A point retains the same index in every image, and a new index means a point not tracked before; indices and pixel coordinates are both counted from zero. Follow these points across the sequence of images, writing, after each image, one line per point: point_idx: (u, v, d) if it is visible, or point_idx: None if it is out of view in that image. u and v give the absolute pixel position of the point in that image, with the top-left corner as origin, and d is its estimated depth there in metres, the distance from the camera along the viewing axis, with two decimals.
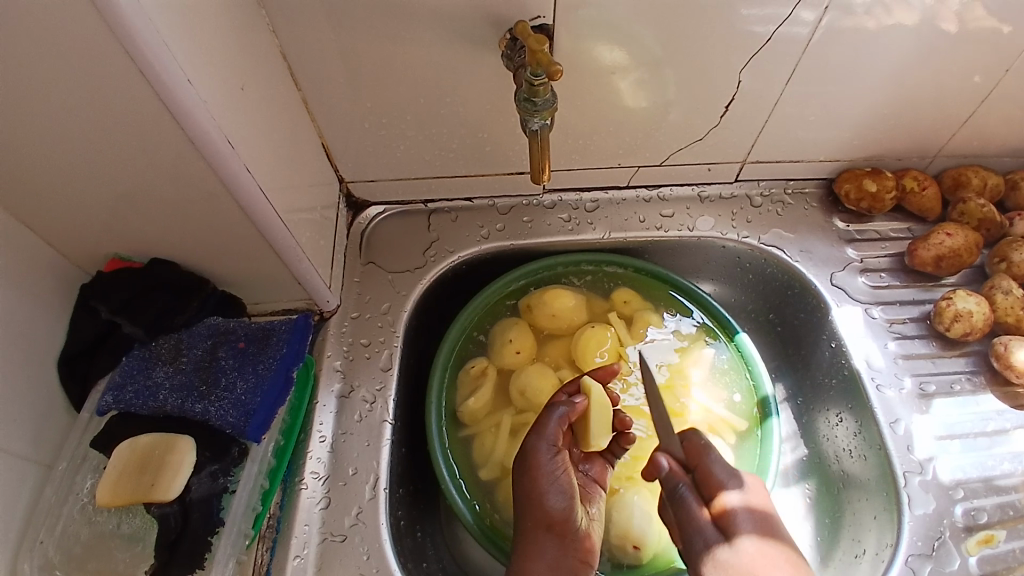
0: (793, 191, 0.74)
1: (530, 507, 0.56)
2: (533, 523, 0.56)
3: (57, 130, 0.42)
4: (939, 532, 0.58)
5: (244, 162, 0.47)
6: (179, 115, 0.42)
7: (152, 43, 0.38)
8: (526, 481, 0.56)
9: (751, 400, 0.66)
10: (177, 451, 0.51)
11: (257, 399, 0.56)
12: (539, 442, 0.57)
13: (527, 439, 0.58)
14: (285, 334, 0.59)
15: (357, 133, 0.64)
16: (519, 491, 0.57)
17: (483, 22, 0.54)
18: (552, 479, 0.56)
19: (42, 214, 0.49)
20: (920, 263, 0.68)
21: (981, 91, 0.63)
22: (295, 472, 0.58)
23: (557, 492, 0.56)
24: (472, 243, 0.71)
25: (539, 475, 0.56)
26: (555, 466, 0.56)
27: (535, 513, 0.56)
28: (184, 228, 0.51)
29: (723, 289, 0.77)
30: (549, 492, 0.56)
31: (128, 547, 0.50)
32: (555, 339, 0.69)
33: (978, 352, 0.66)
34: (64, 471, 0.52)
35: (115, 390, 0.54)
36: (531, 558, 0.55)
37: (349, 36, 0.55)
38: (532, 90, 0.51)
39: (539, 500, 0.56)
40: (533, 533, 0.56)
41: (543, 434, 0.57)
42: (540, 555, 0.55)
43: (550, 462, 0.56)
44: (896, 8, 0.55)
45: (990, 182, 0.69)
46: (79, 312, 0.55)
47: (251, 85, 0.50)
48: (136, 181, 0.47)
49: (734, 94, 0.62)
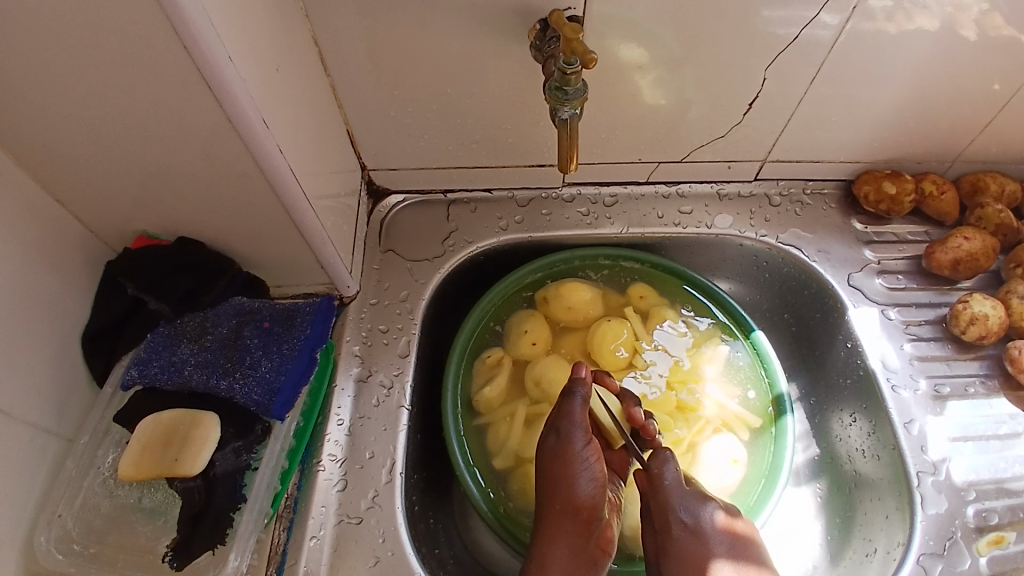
0: (812, 191, 0.74)
1: (558, 492, 0.57)
2: (562, 507, 0.57)
3: (96, 104, 0.43)
4: (951, 532, 0.58)
5: (277, 143, 0.48)
6: (218, 91, 0.42)
7: (195, 20, 0.38)
8: (556, 466, 0.57)
9: (765, 397, 0.67)
10: (201, 427, 0.52)
11: (282, 378, 0.57)
12: (575, 430, 0.57)
13: (560, 425, 0.58)
14: (309, 315, 0.60)
15: (381, 121, 0.64)
16: (548, 475, 0.57)
17: (512, 14, 0.55)
18: (585, 464, 0.57)
19: (73, 188, 0.50)
20: (937, 267, 0.68)
21: (1001, 98, 0.63)
22: (313, 454, 0.58)
23: (587, 478, 0.57)
24: (490, 234, 0.72)
25: (572, 460, 0.57)
26: (588, 453, 0.57)
27: (564, 497, 0.57)
28: (213, 208, 0.52)
29: (739, 287, 0.78)
30: (581, 478, 0.56)
31: (149, 521, 0.51)
32: (570, 331, 0.69)
33: (993, 356, 0.67)
34: (84, 446, 0.53)
35: (141, 365, 0.55)
36: (555, 541, 0.55)
37: (379, 23, 0.55)
38: (563, 79, 0.52)
39: (569, 485, 0.56)
40: (558, 518, 0.56)
41: (577, 422, 0.58)
42: (565, 539, 0.55)
43: (583, 448, 0.57)
44: (919, 14, 0.55)
45: (1007, 189, 0.69)
46: (105, 287, 0.56)
47: (284, 68, 0.50)
48: (168, 159, 0.47)
49: (757, 93, 0.62)
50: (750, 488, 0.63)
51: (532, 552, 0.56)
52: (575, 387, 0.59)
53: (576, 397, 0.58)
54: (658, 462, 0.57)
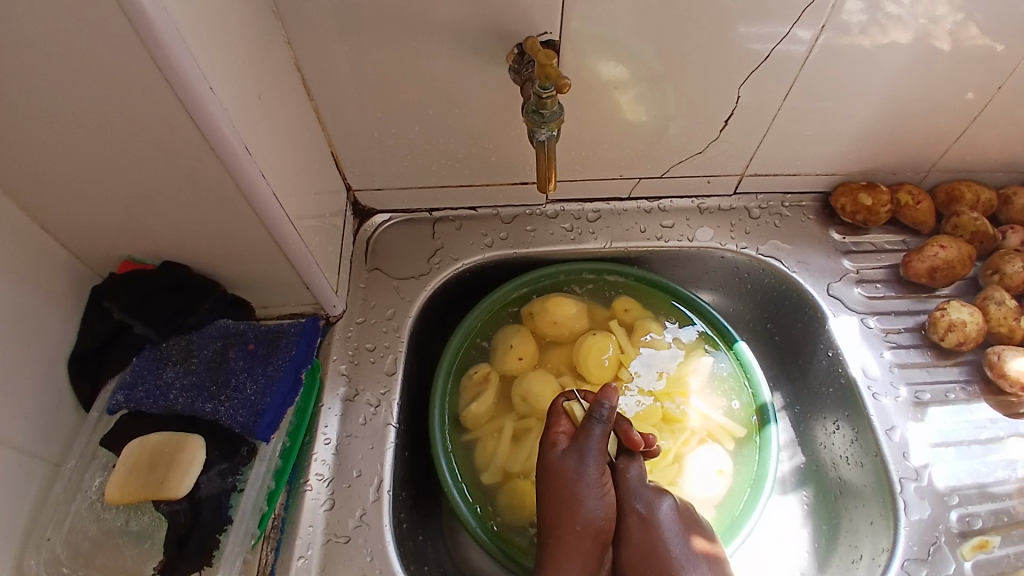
0: (791, 203, 0.75)
1: (571, 513, 0.55)
2: (580, 527, 0.55)
3: (81, 133, 0.44)
4: (935, 537, 0.59)
5: (260, 167, 0.49)
6: (200, 120, 0.43)
7: (178, 51, 0.39)
8: (567, 485, 0.55)
9: (750, 407, 0.67)
10: (188, 449, 0.53)
11: (267, 399, 0.57)
12: (588, 449, 0.56)
13: (578, 443, 0.56)
14: (294, 335, 0.60)
15: (366, 142, 0.65)
16: (559, 498, 0.56)
17: (492, 36, 0.56)
18: (594, 484, 0.56)
19: (60, 214, 0.51)
20: (915, 275, 0.69)
21: (974, 107, 0.64)
22: (300, 474, 0.58)
23: (598, 500, 0.55)
24: (475, 251, 0.73)
25: (581, 481, 0.55)
26: (602, 476, 0.56)
27: (581, 517, 0.55)
28: (198, 231, 0.53)
29: (722, 299, 0.78)
30: (591, 497, 0.55)
31: (136, 544, 0.51)
32: (556, 346, 0.70)
33: (972, 362, 0.68)
34: (73, 469, 0.53)
35: (126, 389, 0.55)
36: (568, 561, 0.54)
37: (361, 48, 0.56)
38: (539, 103, 0.53)
39: (581, 506, 0.55)
40: (569, 537, 0.55)
41: (595, 441, 0.56)
42: (580, 558, 0.54)
43: (597, 472, 0.56)
44: (891, 28, 0.57)
45: (982, 197, 0.71)
46: (91, 312, 0.56)
47: (267, 94, 0.51)
48: (153, 184, 0.48)
49: (734, 108, 0.64)
50: (735, 500, 0.63)
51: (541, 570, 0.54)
52: (601, 409, 0.56)
53: (604, 410, 0.56)
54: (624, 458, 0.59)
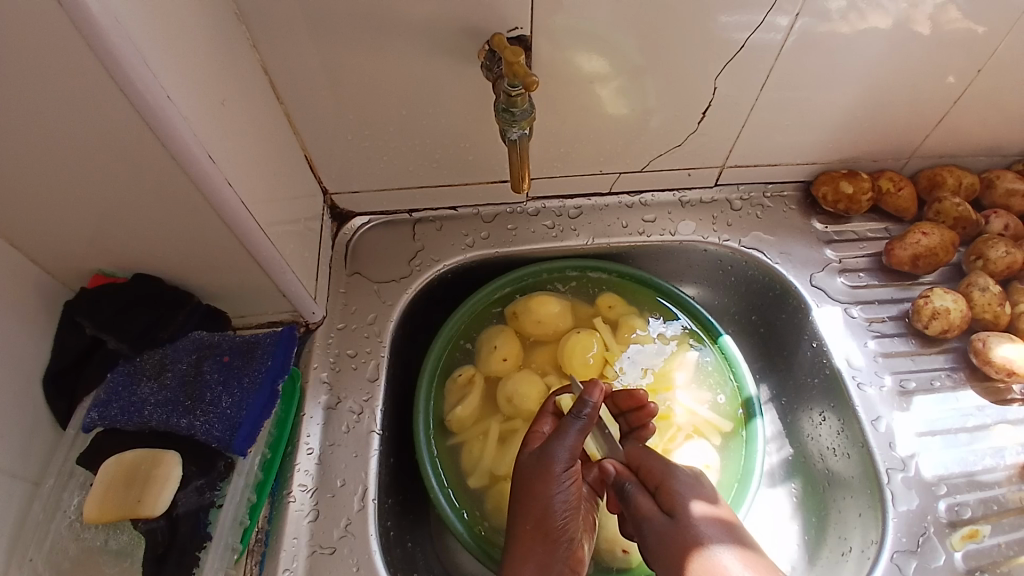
0: (773, 193, 0.75)
1: (532, 508, 0.54)
2: (537, 523, 0.54)
3: (41, 147, 0.43)
4: (923, 528, 0.59)
5: (227, 176, 0.48)
6: (161, 130, 0.42)
7: (132, 62, 0.39)
8: (532, 478, 0.55)
9: (736, 401, 0.67)
10: (163, 465, 0.52)
11: (243, 413, 0.56)
12: (558, 448, 0.55)
13: (548, 443, 0.55)
14: (270, 346, 0.59)
15: (341, 145, 0.64)
16: (523, 494, 0.55)
17: (462, 35, 0.55)
18: (562, 481, 0.54)
19: (26, 231, 0.50)
20: (898, 263, 0.69)
21: (955, 91, 0.64)
22: (283, 485, 0.58)
23: (561, 500, 0.54)
24: (456, 252, 0.72)
25: (550, 476, 0.54)
26: (568, 477, 0.54)
27: (538, 513, 0.54)
28: (169, 242, 0.52)
29: (706, 292, 0.78)
30: (557, 493, 0.54)
31: (116, 562, 0.50)
32: (541, 345, 0.70)
33: (957, 349, 0.67)
34: (51, 487, 0.52)
35: (100, 406, 0.54)
36: (523, 558, 0.53)
37: (331, 50, 0.55)
38: (509, 100, 0.52)
39: (542, 501, 0.54)
40: (527, 534, 0.54)
41: (567, 442, 0.55)
42: (533, 554, 0.53)
43: (564, 470, 0.54)
44: (870, 14, 0.56)
45: (965, 182, 0.70)
46: (63, 329, 0.55)
47: (232, 101, 0.50)
48: (119, 197, 0.47)
49: (712, 100, 0.63)
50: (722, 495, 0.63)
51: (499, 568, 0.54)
52: (584, 409, 0.55)
53: (587, 409, 0.55)
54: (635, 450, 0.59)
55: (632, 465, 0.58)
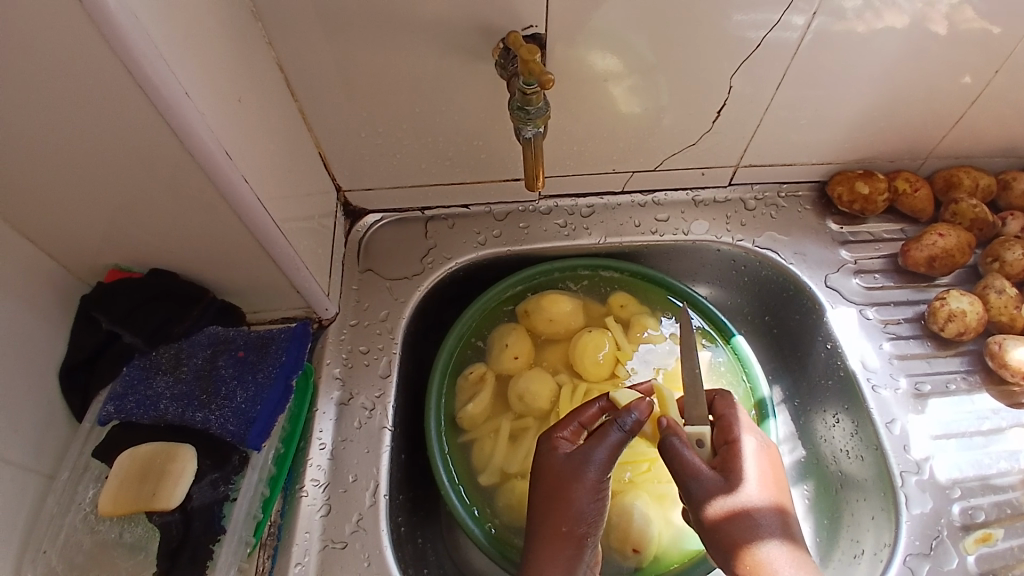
0: (787, 193, 0.74)
1: (562, 512, 0.53)
2: (568, 527, 0.53)
3: (60, 144, 0.43)
4: (937, 531, 0.58)
5: (243, 173, 0.48)
6: (178, 127, 0.42)
7: (151, 59, 0.39)
8: (565, 483, 0.53)
9: (749, 401, 0.67)
10: (178, 460, 0.52)
11: (257, 407, 0.56)
12: (597, 451, 0.53)
13: (584, 447, 0.53)
14: (284, 341, 0.60)
15: (354, 142, 0.64)
16: (547, 497, 0.54)
17: (476, 33, 0.55)
18: (595, 485, 0.53)
19: (43, 226, 0.50)
20: (914, 264, 0.68)
21: (971, 92, 0.63)
22: (295, 480, 0.58)
23: (592, 504, 0.53)
24: (468, 250, 0.72)
25: (584, 481, 0.53)
26: (602, 479, 0.53)
27: (569, 518, 0.53)
28: (185, 238, 0.52)
29: (719, 292, 0.78)
30: (588, 499, 0.53)
31: (130, 555, 0.51)
32: (552, 344, 0.70)
33: (973, 351, 0.67)
34: (66, 481, 0.53)
35: (117, 399, 0.54)
36: (550, 560, 0.52)
37: (346, 47, 0.56)
38: (525, 98, 0.52)
39: (575, 506, 0.53)
40: (554, 537, 0.53)
41: (605, 447, 0.53)
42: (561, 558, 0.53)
43: (600, 474, 0.53)
44: (886, 13, 0.56)
45: (981, 183, 0.70)
46: (79, 322, 0.56)
47: (247, 98, 0.51)
48: (136, 194, 0.47)
49: (726, 99, 0.63)
50: None
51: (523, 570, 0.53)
52: (625, 419, 0.53)
53: (631, 419, 0.53)
54: (721, 401, 0.57)
55: (717, 415, 0.56)
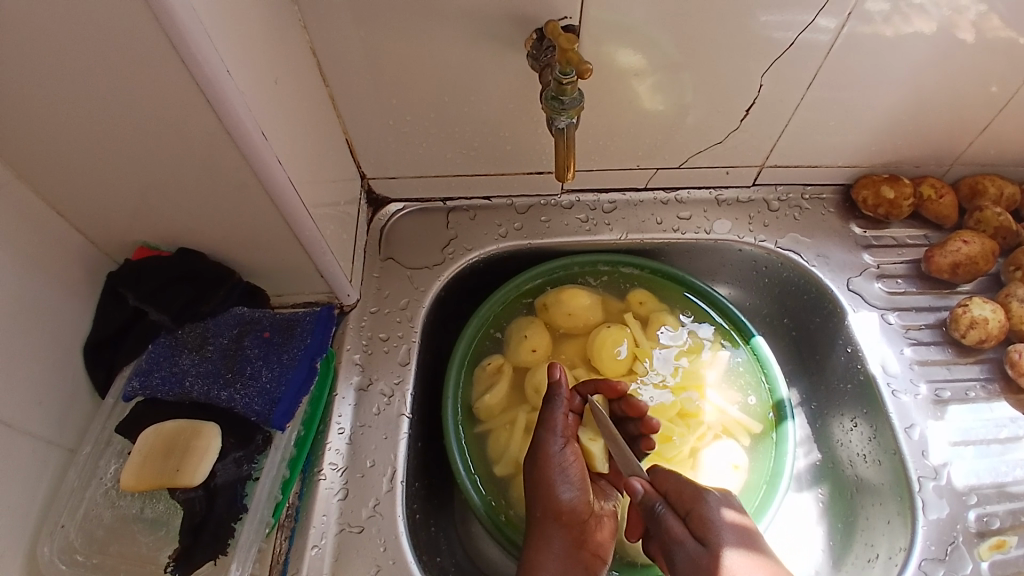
0: (811, 196, 0.74)
1: (541, 498, 0.57)
2: (542, 512, 0.56)
3: (98, 118, 0.43)
4: (953, 536, 0.58)
5: (276, 155, 0.48)
6: (218, 105, 0.43)
7: (194, 36, 0.39)
8: (536, 474, 0.57)
9: (766, 403, 0.67)
10: (203, 437, 0.52)
11: (282, 388, 0.57)
12: (549, 435, 0.58)
13: (538, 433, 0.58)
14: (309, 325, 0.60)
15: (381, 129, 0.64)
16: (530, 484, 0.58)
17: (508, 24, 0.55)
18: (564, 471, 0.57)
19: (76, 201, 0.50)
20: (937, 270, 0.68)
21: (999, 100, 0.63)
22: (313, 463, 0.59)
23: (566, 483, 0.57)
24: (490, 241, 0.72)
25: (551, 468, 0.57)
26: (564, 457, 0.57)
27: (543, 501, 0.56)
28: (214, 218, 0.52)
29: (739, 292, 0.78)
30: (563, 486, 0.56)
31: (151, 530, 0.51)
32: (570, 338, 0.70)
33: (993, 360, 0.67)
34: (87, 455, 0.53)
35: (142, 375, 0.55)
36: (545, 546, 0.55)
37: (377, 33, 0.56)
38: (559, 89, 0.52)
39: (550, 491, 0.56)
40: (541, 523, 0.56)
41: (556, 426, 0.58)
42: (552, 547, 0.55)
43: (563, 458, 0.57)
44: (915, 17, 0.55)
45: (1006, 192, 0.70)
46: (106, 299, 0.56)
47: (282, 80, 0.51)
48: (170, 172, 0.48)
49: (754, 99, 0.63)
50: (751, 494, 0.63)
51: (522, 563, 0.55)
52: (557, 388, 0.59)
53: (559, 391, 0.59)
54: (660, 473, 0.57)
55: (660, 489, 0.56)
